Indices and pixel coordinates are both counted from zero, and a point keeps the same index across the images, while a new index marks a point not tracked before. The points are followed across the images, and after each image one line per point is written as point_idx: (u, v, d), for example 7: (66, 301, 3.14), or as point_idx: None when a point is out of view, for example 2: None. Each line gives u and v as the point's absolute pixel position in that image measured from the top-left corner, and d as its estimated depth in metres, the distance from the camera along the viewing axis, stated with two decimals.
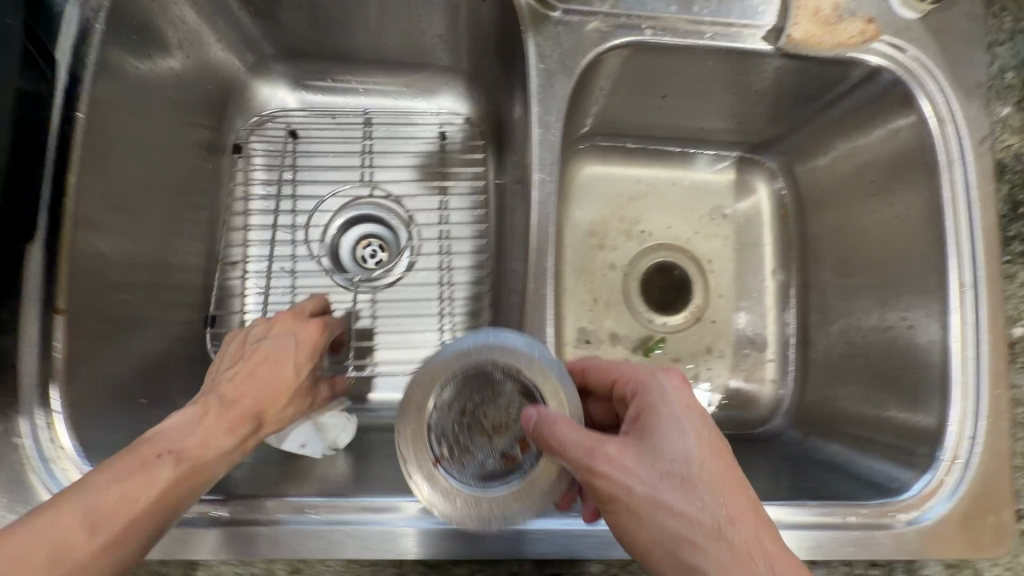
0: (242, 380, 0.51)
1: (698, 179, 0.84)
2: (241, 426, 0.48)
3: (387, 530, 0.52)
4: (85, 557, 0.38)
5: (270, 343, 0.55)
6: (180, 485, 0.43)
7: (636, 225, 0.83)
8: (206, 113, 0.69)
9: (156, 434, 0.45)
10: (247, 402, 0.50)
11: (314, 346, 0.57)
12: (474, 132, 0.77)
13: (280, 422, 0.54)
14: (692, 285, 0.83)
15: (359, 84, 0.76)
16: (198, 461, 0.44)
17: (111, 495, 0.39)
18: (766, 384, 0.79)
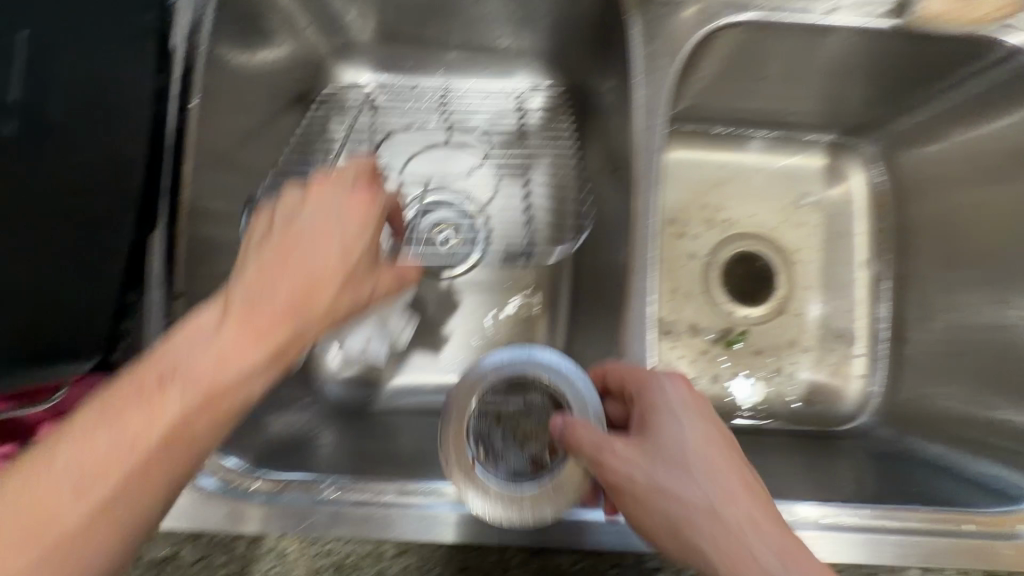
0: (270, 264, 0.39)
1: (785, 165, 0.80)
2: (274, 334, 0.37)
3: (431, 513, 0.49)
4: (73, 519, 0.31)
5: (307, 216, 0.41)
6: (197, 416, 0.34)
7: (719, 213, 0.79)
8: (296, 104, 0.70)
9: (165, 349, 0.35)
10: (281, 295, 0.38)
11: (361, 219, 0.42)
12: (557, 110, 0.73)
13: (339, 314, 0.41)
14: (776, 276, 0.79)
15: (439, 66, 0.74)
16: (208, 389, 0.35)
17: (100, 443, 0.32)
18: (854, 381, 0.76)
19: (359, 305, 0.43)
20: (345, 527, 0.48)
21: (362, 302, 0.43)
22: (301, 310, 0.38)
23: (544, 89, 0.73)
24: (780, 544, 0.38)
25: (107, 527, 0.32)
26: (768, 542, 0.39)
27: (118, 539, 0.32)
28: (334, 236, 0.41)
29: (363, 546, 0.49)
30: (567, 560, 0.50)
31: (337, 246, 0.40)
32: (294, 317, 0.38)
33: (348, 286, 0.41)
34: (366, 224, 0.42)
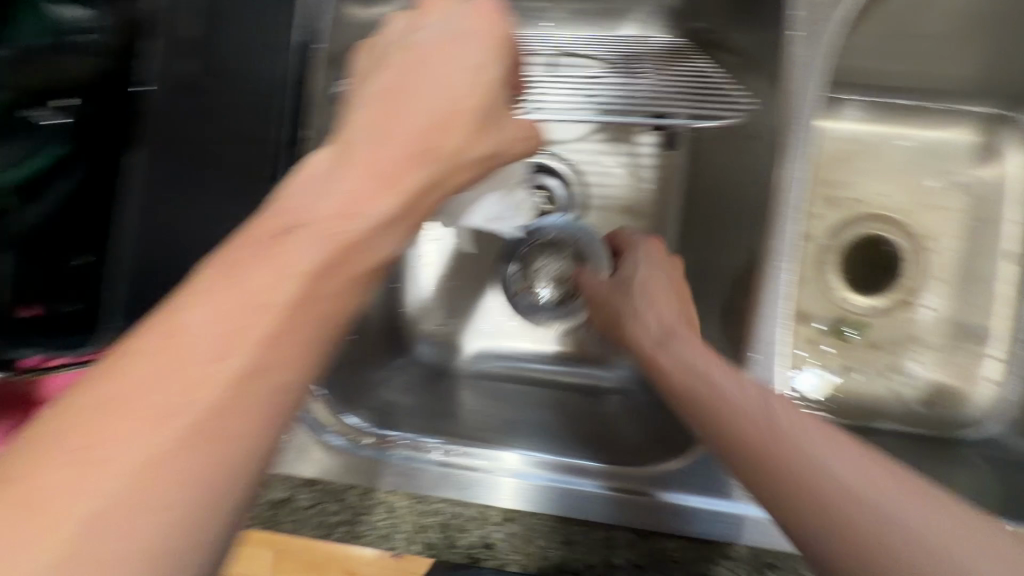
0: (389, 98, 0.29)
1: (927, 139, 0.71)
2: (409, 180, 0.27)
3: (491, 476, 0.50)
4: (177, 423, 0.20)
5: (429, 31, 0.31)
6: (333, 275, 0.23)
7: (845, 191, 0.72)
8: None
9: (285, 197, 0.26)
10: (411, 130, 0.28)
11: (493, 35, 0.31)
12: None
13: (475, 170, 0.31)
14: (902, 263, 0.72)
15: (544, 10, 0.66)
16: (345, 237, 0.24)
17: (226, 307, 0.22)
18: (984, 384, 0.68)
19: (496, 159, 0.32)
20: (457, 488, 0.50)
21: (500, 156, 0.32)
22: (433, 150, 0.28)
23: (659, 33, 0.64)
24: (851, 462, 0.30)
25: (221, 436, 0.21)
26: (838, 461, 0.30)
27: (246, 450, 0.21)
28: (464, 64, 0.30)
29: (472, 508, 0.49)
30: (676, 547, 0.48)
31: (471, 79, 0.30)
32: (430, 154, 0.28)
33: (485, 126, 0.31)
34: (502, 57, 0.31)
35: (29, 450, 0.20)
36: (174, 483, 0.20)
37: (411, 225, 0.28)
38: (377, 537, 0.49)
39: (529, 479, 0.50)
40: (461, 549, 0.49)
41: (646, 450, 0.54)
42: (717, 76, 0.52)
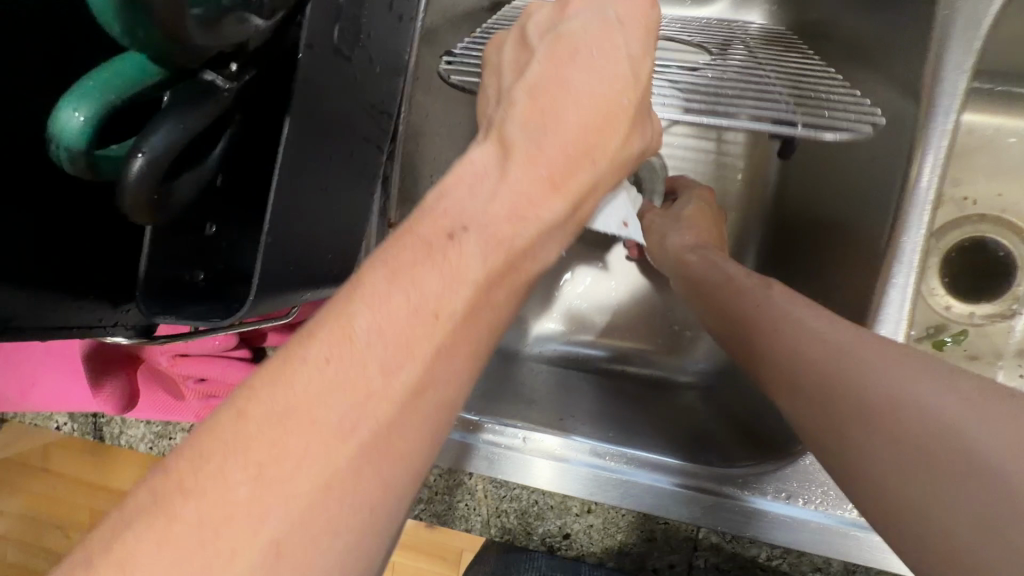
0: (545, 85, 0.28)
1: None
2: (572, 180, 0.27)
3: (547, 459, 0.47)
4: (372, 423, 0.21)
5: (578, 19, 0.30)
6: (496, 286, 0.25)
7: (956, 188, 0.66)
8: None
9: (437, 197, 0.26)
10: (575, 124, 0.27)
11: (647, 28, 0.30)
12: None
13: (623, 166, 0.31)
14: (1013, 270, 0.66)
15: None
16: (510, 242, 0.25)
17: (399, 312, 0.22)
18: None
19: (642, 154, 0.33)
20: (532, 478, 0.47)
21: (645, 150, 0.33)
22: (594, 149, 0.28)
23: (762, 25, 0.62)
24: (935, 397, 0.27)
25: (407, 440, 0.22)
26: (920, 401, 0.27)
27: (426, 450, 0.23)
28: (624, 49, 0.29)
29: (551, 498, 0.49)
30: (763, 555, 0.46)
31: (629, 61, 0.29)
32: (590, 154, 0.28)
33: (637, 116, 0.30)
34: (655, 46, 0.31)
35: (205, 459, 0.20)
36: (360, 489, 0.21)
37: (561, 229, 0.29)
38: (459, 518, 0.50)
39: (590, 470, 0.47)
40: (539, 538, 0.49)
41: (734, 446, 0.49)
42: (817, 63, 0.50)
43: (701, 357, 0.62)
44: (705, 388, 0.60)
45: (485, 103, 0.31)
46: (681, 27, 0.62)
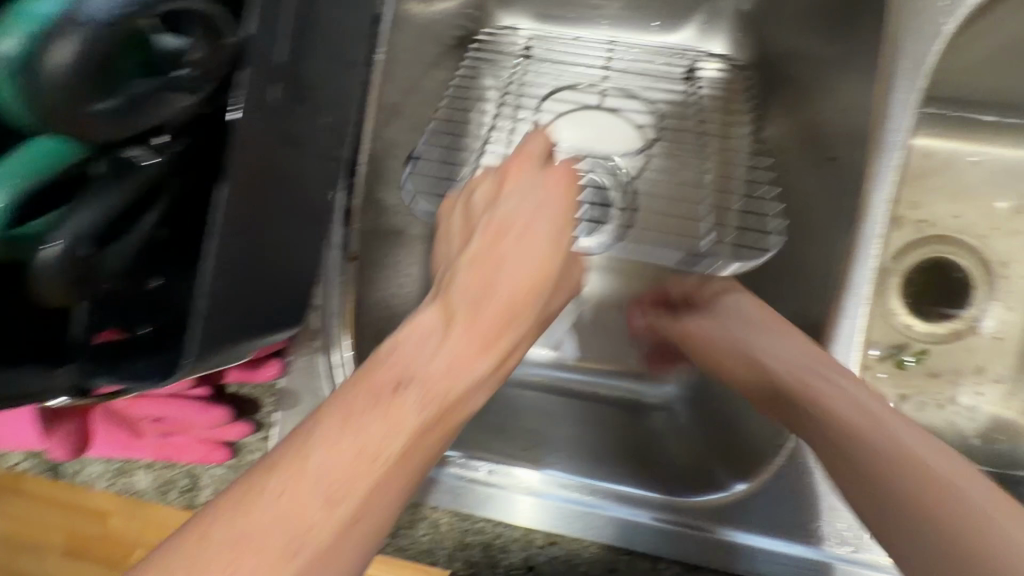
0: (483, 263, 0.43)
1: (1011, 161, 0.66)
2: (496, 344, 0.40)
3: (522, 490, 0.50)
4: (324, 530, 0.31)
5: (507, 206, 0.46)
6: (428, 433, 0.36)
7: (915, 211, 0.67)
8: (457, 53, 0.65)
9: (393, 350, 0.38)
10: (502, 293, 0.42)
11: (556, 212, 0.45)
12: (737, 82, 0.63)
13: (536, 322, 0.45)
14: (969, 289, 0.67)
15: (606, 22, 0.66)
16: (441, 395, 0.37)
17: (344, 452, 0.33)
18: None
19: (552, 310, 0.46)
20: (500, 510, 0.49)
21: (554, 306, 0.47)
22: (522, 309, 0.42)
23: (721, 61, 0.64)
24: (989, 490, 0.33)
25: (347, 543, 0.32)
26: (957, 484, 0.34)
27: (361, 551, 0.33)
28: (540, 235, 0.45)
29: (515, 530, 0.49)
30: None
31: (543, 244, 0.44)
32: (515, 319, 0.42)
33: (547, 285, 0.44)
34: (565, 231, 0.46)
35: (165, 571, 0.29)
36: None
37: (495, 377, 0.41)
38: (421, 553, 0.50)
39: (558, 503, 0.49)
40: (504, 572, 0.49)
41: (685, 475, 0.52)
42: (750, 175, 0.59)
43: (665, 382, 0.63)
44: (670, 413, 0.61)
45: (442, 266, 0.46)
46: (640, 63, 0.65)
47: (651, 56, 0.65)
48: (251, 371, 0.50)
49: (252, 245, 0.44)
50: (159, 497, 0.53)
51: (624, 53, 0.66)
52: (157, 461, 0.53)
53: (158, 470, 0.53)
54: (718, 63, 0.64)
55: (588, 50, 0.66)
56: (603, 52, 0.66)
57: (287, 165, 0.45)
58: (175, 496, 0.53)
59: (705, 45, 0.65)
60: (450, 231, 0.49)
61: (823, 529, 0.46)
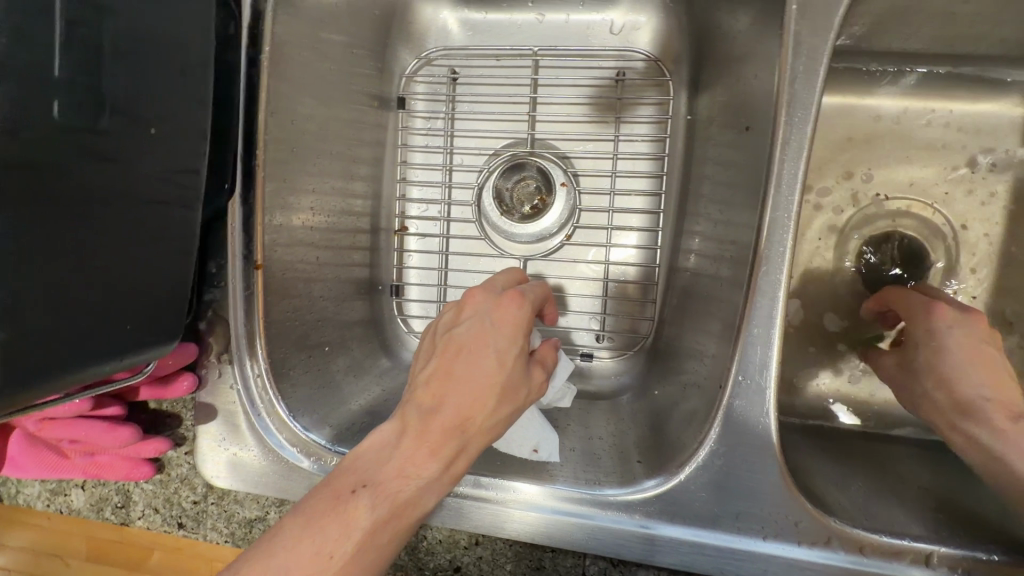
0: (441, 381, 0.42)
1: (967, 113, 0.62)
2: (443, 448, 0.40)
3: (487, 504, 0.47)
4: None
5: (461, 332, 0.43)
6: (381, 529, 0.37)
7: (865, 176, 0.64)
8: (372, 48, 0.64)
9: (357, 456, 0.40)
10: (450, 410, 0.40)
11: (513, 327, 0.44)
12: (661, 68, 0.66)
13: (498, 427, 0.42)
14: (931, 253, 0.63)
15: (534, 15, 0.68)
16: (394, 496, 0.38)
17: (304, 547, 0.35)
18: None
19: (516, 413, 0.44)
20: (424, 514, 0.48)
21: (520, 408, 0.44)
22: (465, 433, 0.40)
23: (644, 50, 0.66)
24: None
25: None
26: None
27: None
28: (491, 345, 0.43)
29: (441, 531, 0.50)
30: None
31: (489, 363, 0.42)
32: (460, 435, 0.40)
33: (506, 400, 0.42)
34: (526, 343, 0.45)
35: None
36: None
37: (447, 483, 0.41)
38: None
39: (530, 515, 0.47)
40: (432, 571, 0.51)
41: (615, 469, 0.49)
42: (647, 207, 0.65)
43: (613, 373, 0.65)
44: (614, 400, 0.63)
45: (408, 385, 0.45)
46: (566, 57, 0.67)
47: (577, 48, 0.67)
48: (163, 387, 0.50)
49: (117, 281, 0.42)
50: (96, 514, 0.54)
51: (550, 48, 0.68)
52: (88, 480, 0.54)
53: (91, 488, 0.54)
54: (641, 52, 0.66)
55: (515, 50, 0.68)
56: (529, 49, 0.68)
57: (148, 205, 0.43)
58: (111, 513, 0.54)
59: (631, 26, 0.66)
60: (419, 354, 0.46)
61: (745, 521, 0.44)
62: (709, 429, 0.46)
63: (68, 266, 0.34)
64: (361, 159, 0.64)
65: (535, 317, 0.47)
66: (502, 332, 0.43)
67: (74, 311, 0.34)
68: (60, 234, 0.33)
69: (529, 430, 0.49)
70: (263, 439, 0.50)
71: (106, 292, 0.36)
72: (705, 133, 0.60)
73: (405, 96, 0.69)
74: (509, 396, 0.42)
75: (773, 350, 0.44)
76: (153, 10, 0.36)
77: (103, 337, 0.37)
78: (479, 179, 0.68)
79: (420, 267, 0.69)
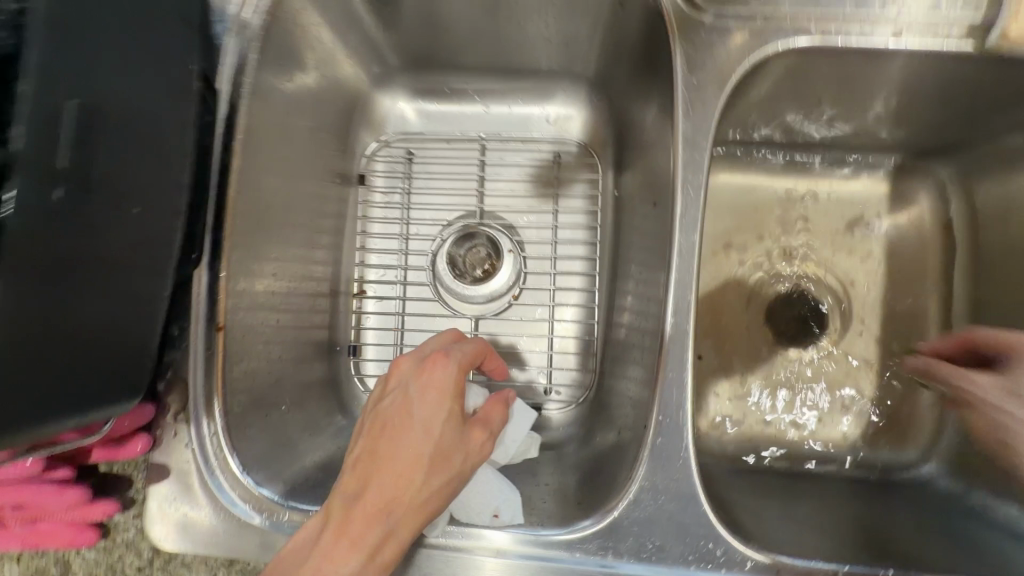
0: (368, 462, 0.47)
1: (844, 190, 0.73)
2: (363, 535, 0.44)
3: (437, 550, 0.50)
4: None
5: (386, 408, 0.49)
6: None
7: (769, 242, 0.73)
8: (336, 133, 0.72)
9: (284, 556, 0.45)
10: (372, 494, 0.45)
11: (436, 396, 0.49)
12: (590, 150, 0.76)
13: (430, 497, 0.47)
14: (828, 307, 0.72)
15: (480, 106, 0.78)
16: None
17: None
18: (915, 421, 0.69)
19: (453, 480, 0.48)
20: None
21: (458, 474, 0.48)
22: (387, 514, 0.45)
23: (574, 137, 0.76)
24: None
25: None
26: None
27: None
28: (414, 416, 0.48)
29: None
30: None
31: (412, 436, 0.47)
32: (382, 517, 0.45)
33: (435, 470, 0.47)
34: (453, 409, 0.49)
35: None
36: None
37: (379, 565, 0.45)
38: None
39: (474, 558, 0.49)
40: None
41: (557, 512, 0.53)
42: (585, 270, 0.73)
43: (559, 423, 0.70)
44: (560, 450, 0.67)
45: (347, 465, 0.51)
46: (509, 142, 0.77)
47: (518, 135, 0.77)
48: (115, 448, 0.50)
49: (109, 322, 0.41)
50: None
51: (494, 135, 0.77)
52: (24, 551, 0.53)
53: (26, 560, 0.53)
54: (572, 136, 0.76)
55: (464, 136, 0.78)
56: (477, 136, 0.78)
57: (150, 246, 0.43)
58: None
59: (563, 113, 0.76)
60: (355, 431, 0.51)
61: (675, 552, 0.48)
62: (637, 468, 0.50)
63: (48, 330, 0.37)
64: (323, 230, 0.70)
65: (462, 379, 0.51)
66: (423, 403, 0.49)
67: (45, 372, 0.37)
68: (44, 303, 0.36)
69: (489, 495, 0.51)
70: (215, 496, 0.51)
71: (75, 355, 0.39)
72: (630, 207, 0.69)
73: (365, 175, 0.76)
74: (437, 466, 0.47)
75: (688, 391, 0.50)
76: (148, 117, 0.42)
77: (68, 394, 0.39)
78: (434, 247, 0.75)
79: (377, 328, 0.73)
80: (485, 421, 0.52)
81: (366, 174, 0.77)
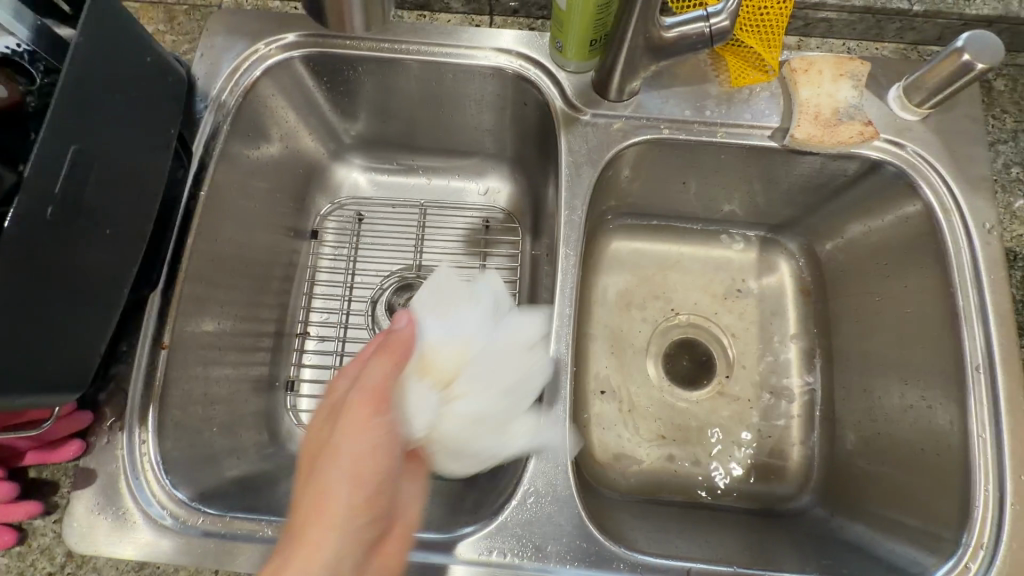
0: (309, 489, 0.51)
1: (723, 258, 0.84)
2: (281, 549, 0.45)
3: None
4: None
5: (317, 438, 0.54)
6: None
7: (664, 299, 0.83)
8: (294, 193, 0.84)
9: None
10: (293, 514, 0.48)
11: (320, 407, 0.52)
12: (513, 216, 0.89)
13: (313, 495, 0.45)
14: (713, 360, 0.81)
15: (425, 178, 0.91)
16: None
17: None
18: (792, 457, 0.76)
19: (330, 469, 0.46)
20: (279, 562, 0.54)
21: (331, 459, 0.47)
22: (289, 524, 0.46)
23: (500, 204, 0.90)
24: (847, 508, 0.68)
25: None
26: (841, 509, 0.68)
27: None
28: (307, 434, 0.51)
29: None
30: None
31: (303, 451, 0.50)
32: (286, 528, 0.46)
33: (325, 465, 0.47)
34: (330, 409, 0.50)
35: None
36: None
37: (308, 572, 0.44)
38: None
39: None
40: None
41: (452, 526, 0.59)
42: None
43: None
44: None
45: None
46: (449, 208, 0.90)
47: (456, 201, 0.90)
48: (48, 452, 0.56)
49: (66, 322, 0.47)
50: None
51: (434, 202, 0.90)
52: None
53: None
54: (499, 204, 0.89)
55: (408, 201, 0.90)
56: (420, 202, 0.90)
57: (113, 267, 0.51)
58: None
59: (492, 182, 0.89)
60: None
61: (550, 548, 0.55)
62: (523, 477, 0.57)
63: (27, 318, 0.44)
64: (274, 274, 0.79)
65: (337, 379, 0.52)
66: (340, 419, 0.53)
67: (12, 355, 0.43)
68: (22, 296, 0.43)
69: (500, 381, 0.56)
70: (135, 499, 0.56)
71: (37, 346, 0.45)
72: (542, 264, 0.81)
73: (317, 231, 0.87)
74: (319, 463, 0.47)
75: (568, 408, 0.60)
76: (139, 167, 0.53)
77: (21, 379, 0.44)
78: (375, 294, 0.84)
79: (315, 366, 0.80)
80: (368, 386, 0.50)
81: (318, 231, 0.87)
